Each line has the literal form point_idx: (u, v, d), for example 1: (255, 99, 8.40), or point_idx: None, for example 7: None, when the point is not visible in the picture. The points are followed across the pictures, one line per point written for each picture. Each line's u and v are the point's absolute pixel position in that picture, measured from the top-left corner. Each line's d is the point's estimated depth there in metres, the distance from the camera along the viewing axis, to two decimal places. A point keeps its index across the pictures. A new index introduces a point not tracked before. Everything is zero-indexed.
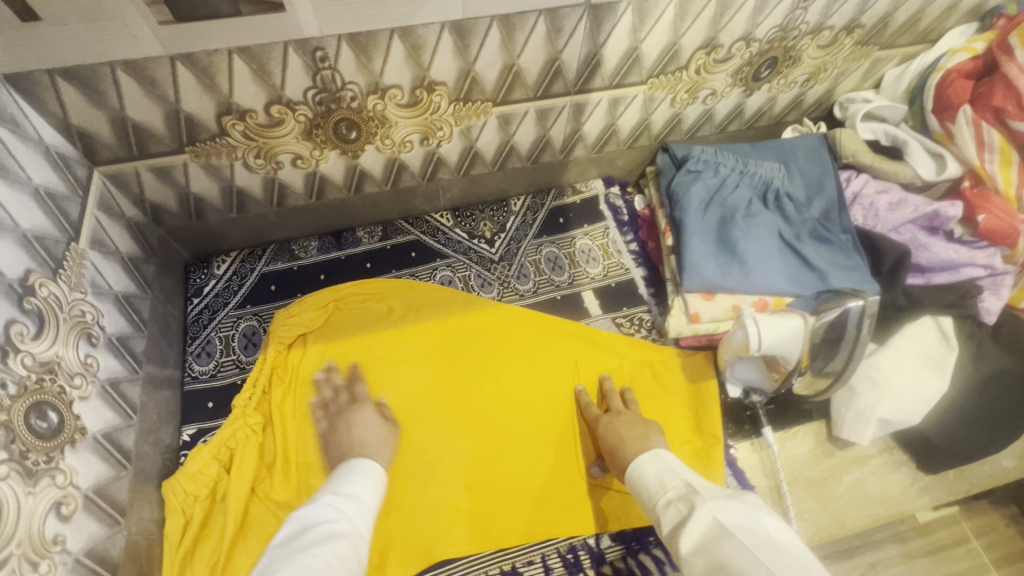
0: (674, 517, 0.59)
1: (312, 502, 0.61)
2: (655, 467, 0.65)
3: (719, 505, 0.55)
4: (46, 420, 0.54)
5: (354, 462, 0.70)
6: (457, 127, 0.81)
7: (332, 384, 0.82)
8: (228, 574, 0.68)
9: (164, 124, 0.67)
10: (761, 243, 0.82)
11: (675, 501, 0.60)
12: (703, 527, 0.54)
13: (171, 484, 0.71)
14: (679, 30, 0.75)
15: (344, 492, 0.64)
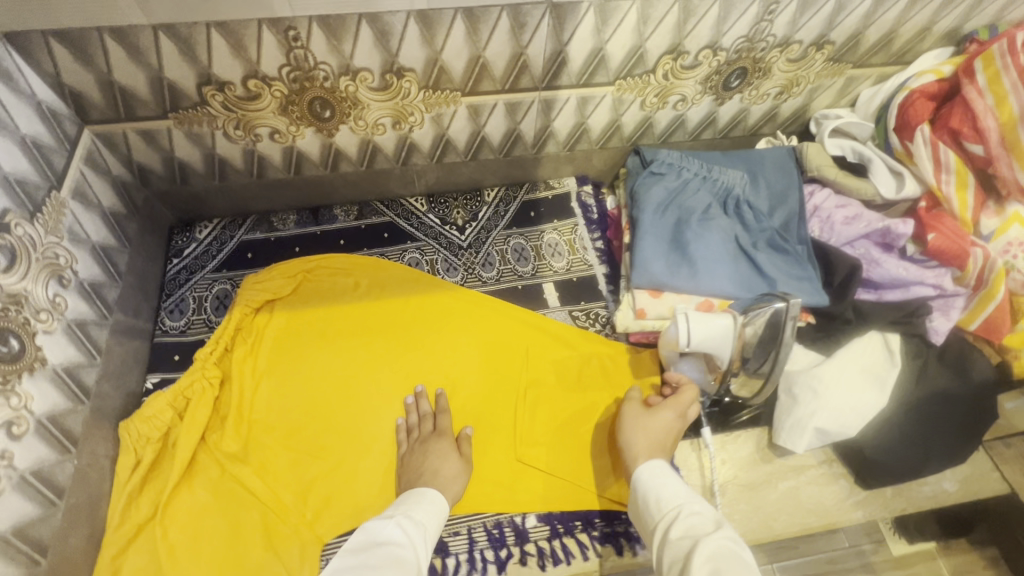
0: (689, 527, 0.58)
1: (384, 520, 0.62)
2: (679, 486, 0.65)
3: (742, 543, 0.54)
4: (7, 345, 0.59)
5: (419, 490, 0.70)
6: (428, 113, 0.85)
7: (417, 409, 0.83)
8: (170, 513, 0.73)
9: (148, 89, 0.73)
10: (714, 246, 0.84)
11: (697, 516, 0.59)
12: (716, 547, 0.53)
13: (128, 423, 0.76)
14: (643, 34, 0.78)
15: (414, 517, 0.64)
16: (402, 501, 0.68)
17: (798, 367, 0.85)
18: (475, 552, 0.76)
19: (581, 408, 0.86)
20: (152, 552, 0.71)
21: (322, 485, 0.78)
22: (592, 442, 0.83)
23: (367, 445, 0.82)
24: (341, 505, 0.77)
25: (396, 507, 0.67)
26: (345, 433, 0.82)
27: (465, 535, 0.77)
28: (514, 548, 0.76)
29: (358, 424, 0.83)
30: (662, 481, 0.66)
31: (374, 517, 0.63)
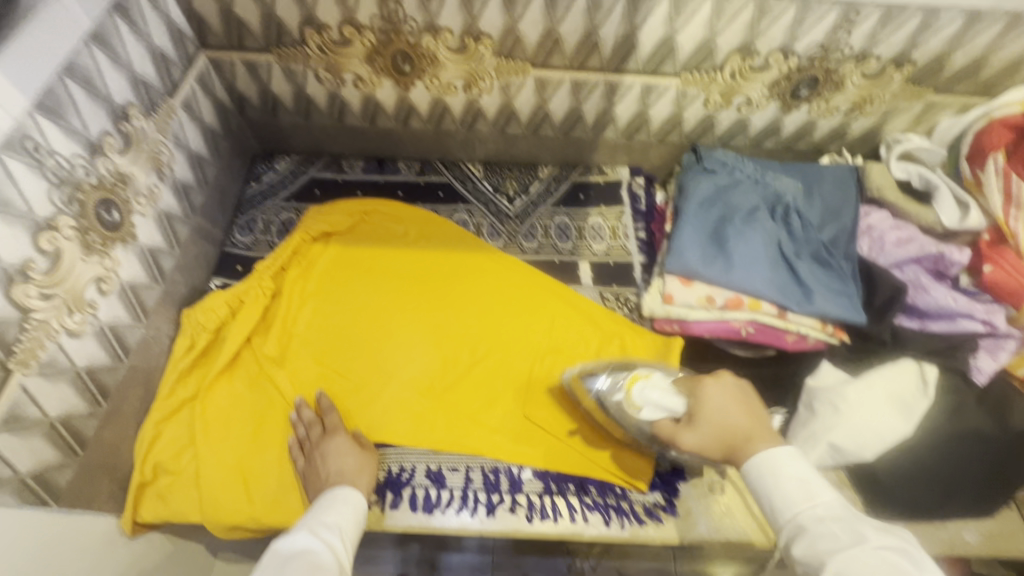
0: (815, 538, 0.52)
1: (293, 533, 0.60)
2: (797, 472, 0.57)
3: (882, 543, 0.50)
4: (110, 215, 0.69)
5: (334, 494, 0.68)
6: (498, 81, 0.90)
7: (302, 418, 0.79)
8: (208, 397, 0.81)
9: (260, 23, 0.82)
10: (753, 247, 0.83)
11: (822, 524, 0.52)
12: (863, 564, 0.48)
13: (190, 311, 0.85)
14: (715, 28, 0.80)
15: (326, 522, 0.63)
16: (310, 509, 0.66)
17: (822, 384, 0.82)
18: (469, 490, 0.79)
19: None
20: (187, 426, 0.80)
21: (343, 402, 0.85)
22: None
23: (387, 375, 0.88)
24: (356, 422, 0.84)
25: (305, 517, 0.64)
26: (370, 361, 0.89)
27: (463, 472, 0.81)
28: (506, 495, 0.79)
29: (382, 355, 0.89)
30: (775, 478, 0.57)
31: (283, 534, 0.59)
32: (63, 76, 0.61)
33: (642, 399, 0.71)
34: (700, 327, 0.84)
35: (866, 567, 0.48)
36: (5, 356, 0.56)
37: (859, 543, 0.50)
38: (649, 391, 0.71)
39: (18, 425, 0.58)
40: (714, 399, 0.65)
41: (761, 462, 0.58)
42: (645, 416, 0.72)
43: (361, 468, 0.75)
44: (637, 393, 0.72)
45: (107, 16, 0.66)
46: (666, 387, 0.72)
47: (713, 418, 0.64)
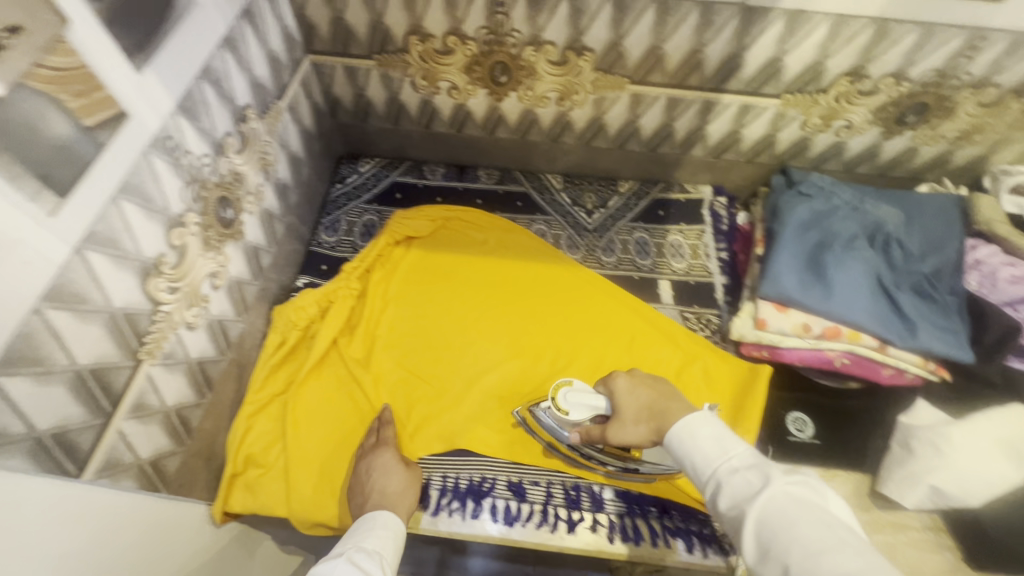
0: (734, 494, 0.51)
1: (333, 559, 0.57)
2: (711, 432, 0.57)
3: (793, 481, 0.50)
4: (226, 212, 0.71)
5: (369, 517, 0.67)
6: (593, 95, 0.90)
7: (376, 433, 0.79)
8: (298, 394, 0.83)
9: (367, 31, 0.84)
10: (852, 276, 0.81)
11: (738, 474, 0.53)
12: (776, 504, 0.48)
13: (280, 309, 0.88)
14: (827, 51, 0.78)
15: (365, 548, 0.60)
16: (351, 534, 0.64)
17: (920, 422, 0.78)
18: (549, 505, 0.79)
19: None
20: (276, 422, 0.81)
21: (425, 407, 0.86)
22: None
23: (467, 382, 0.88)
24: (437, 428, 0.84)
25: (344, 544, 0.62)
26: (451, 367, 0.90)
27: (544, 487, 0.80)
28: (586, 513, 0.78)
29: (463, 362, 0.90)
30: (690, 442, 0.58)
31: (320, 562, 0.57)
32: (201, 79, 0.63)
33: (569, 403, 0.75)
34: (793, 354, 0.82)
35: (781, 505, 0.48)
36: (138, 347, 0.58)
37: (769, 485, 0.50)
38: (572, 394, 0.75)
39: (142, 413, 0.60)
40: (624, 391, 0.71)
41: (680, 433, 0.59)
42: (576, 420, 0.75)
43: (405, 486, 0.73)
44: (562, 399, 0.76)
45: (238, 22, 0.69)
46: (586, 388, 0.77)
47: (631, 406, 0.69)
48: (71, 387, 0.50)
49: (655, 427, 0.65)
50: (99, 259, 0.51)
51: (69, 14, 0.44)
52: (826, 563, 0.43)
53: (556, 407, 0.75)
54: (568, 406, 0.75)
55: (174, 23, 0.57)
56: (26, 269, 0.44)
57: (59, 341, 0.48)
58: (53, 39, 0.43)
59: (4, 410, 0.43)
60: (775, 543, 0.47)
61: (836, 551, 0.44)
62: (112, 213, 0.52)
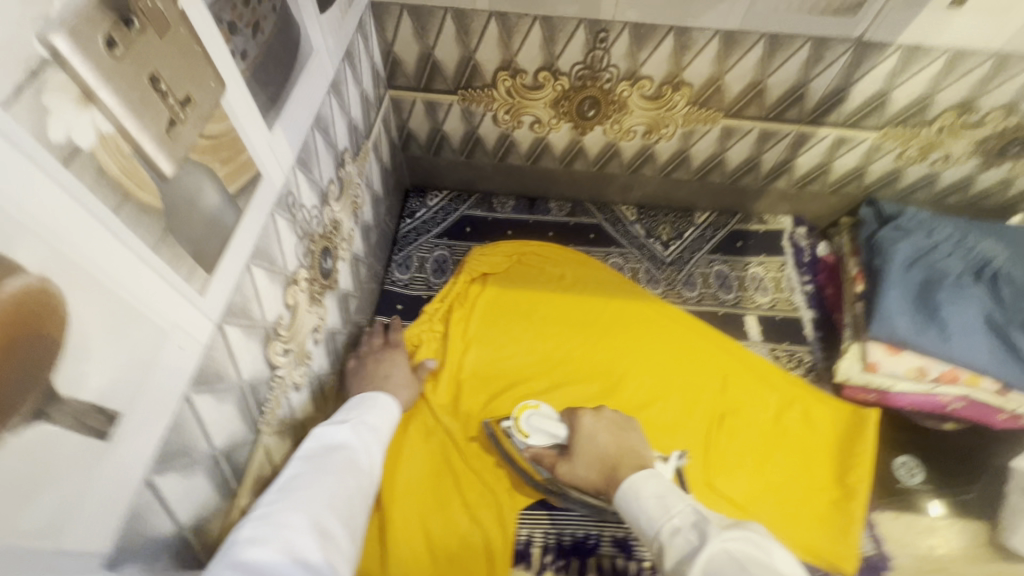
0: (677, 554, 0.47)
1: (336, 425, 0.58)
2: (655, 490, 0.55)
3: (731, 534, 0.45)
4: (326, 262, 0.68)
5: (370, 396, 0.67)
6: (682, 128, 0.87)
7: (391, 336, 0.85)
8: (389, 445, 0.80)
9: (455, 67, 0.81)
10: (967, 317, 0.77)
11: (680, 534, 0.49)
12: (717, 564, 0.43)
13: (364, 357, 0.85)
14: (939, 84, 0.75)
15: (367, 423, 0.61)
16: (353, 405, 0.65)
17: None
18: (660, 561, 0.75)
19: (779, 449, 0.82)
20: None
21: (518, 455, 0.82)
22: (783, 485, 0.80)
23: None
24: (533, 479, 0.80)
25: (349, 412, 0.63)
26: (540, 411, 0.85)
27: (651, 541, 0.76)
28: None
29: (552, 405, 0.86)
30: (637, 496, 0.55)
31: (325, 422, 0.59)
32: (314, 127, 0.60)
33: (529, 425, 0.75)
34: (903, 399, 0.82)
35: (720, 564, 0.43)
36: (259, 418, 0.54)
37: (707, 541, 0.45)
38: (537, 419, 0.75)
39: (260, 486, 0.56)
40: (588, 430, 0.70)
41: (626, 487, 0.57)
42: (532, 444, 0.75)
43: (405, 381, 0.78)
44: (524, 421, 0.76)
45: (341, 65, 0.66)
46: (552, 415, 0.76)
47: (591, 449, 0.68)
48: (209, 473, 0.46)
49: (604, 473, 0.65)
50: (234, 332, 0.47)
51: (224, 77, 0.41)
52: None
53: (516, 427, 0.76)
54: (528, 429, 0.75)
55: (299, 74, 0.54)
56: (180, 355, 0.40)
57: (202, 427, 0.44)
58: (212, 107, 0.40)
59: (157, 511, 0.40)
60: None
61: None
62: (245, 281, 0.48)
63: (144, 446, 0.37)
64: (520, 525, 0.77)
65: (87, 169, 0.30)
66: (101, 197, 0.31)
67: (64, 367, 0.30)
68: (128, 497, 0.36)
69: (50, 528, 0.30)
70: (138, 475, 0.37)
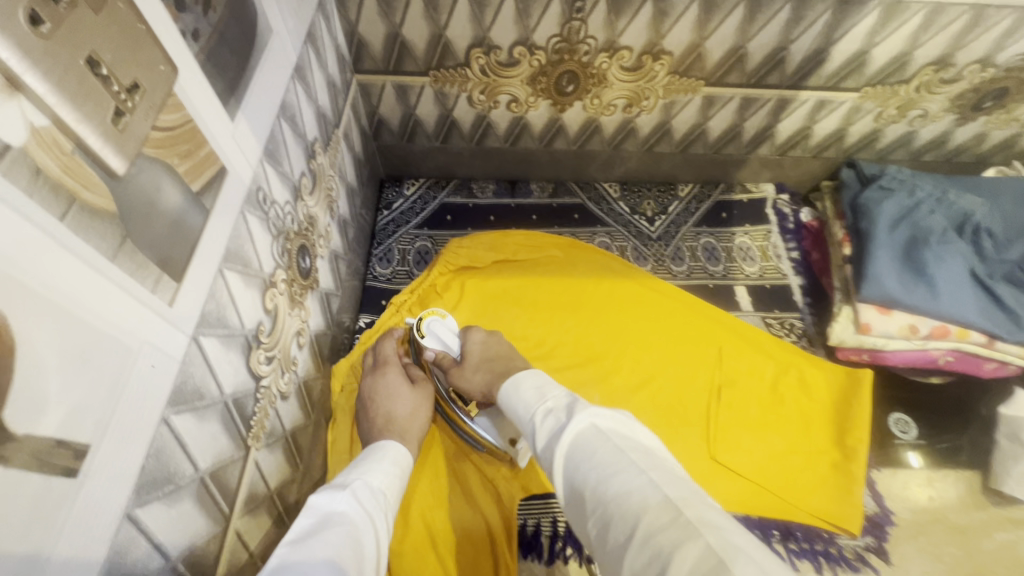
0: (548, 433, 0.50)
1: (336, 491, 0.49)
2: (536, 382, 0.57)
3: (598, 410, 0.49)
4: (305, 261, 0.64)
5: (377, 446, 0.61)
6: (663, 99, 0.85)
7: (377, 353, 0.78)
8: None
9: (425, 46, 0.77)
10: (952, 271, 0.78)
11: (548, 416, 0.52)
12: (583, 438, 0.47)
13: (342, 364, 0.80)
14: (917, 41, 0.75)
15: (372, 487, 0.52)
16: (355, 463, 0.57)
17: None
18: None
19: (781, 418, 0.82)
20: None
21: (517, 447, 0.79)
22: (788, 454, 0.79)
23: None
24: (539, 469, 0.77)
25: (345, 475, 0.54)
26: None
27: None
28: None
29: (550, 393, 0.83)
30: (517, 391, 0.57)
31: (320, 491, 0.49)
32: (279, 116, 0.55)
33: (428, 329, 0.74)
34: (896, 357, 0.82)
35: (586, 438, 0.47)
36: (246, 434, 0.50)
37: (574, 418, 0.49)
38: (438, 325, 0.74)
39: (253, 504, 0.53)
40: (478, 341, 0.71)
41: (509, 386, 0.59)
42: (429, 347, 0.74)
43: (416, 404, 0.71)
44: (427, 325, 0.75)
45: (304, 48, 0.61)
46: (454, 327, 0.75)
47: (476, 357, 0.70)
48: (197, 498, 0.43)
49: (490, 375, 0.66)
50: (211, 343, 0.43)
51: (176, 61, 0.37)
52: (616, 484, 0.42)
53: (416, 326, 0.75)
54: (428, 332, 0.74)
55: (258, 57, 0.49)
56: (153, 374, 0.36)
57: (184, 450, 0.40)
58: (164, 95, 0.35)
59: (144, 545, 0.37)
60: (582, 475, 0.45)
61: (626, 471, 0.42)
62: (219, 287, 0.44)
63: (122, 477, 0.34)
64: (527, 516, 0.75)
65: (21, 169, 0.25)
66: (42, 204, 0.27)
67: (17, 400, 0.26)
68: (107, 534, 0.33)
69: None
70: (118, 510, 0.34)
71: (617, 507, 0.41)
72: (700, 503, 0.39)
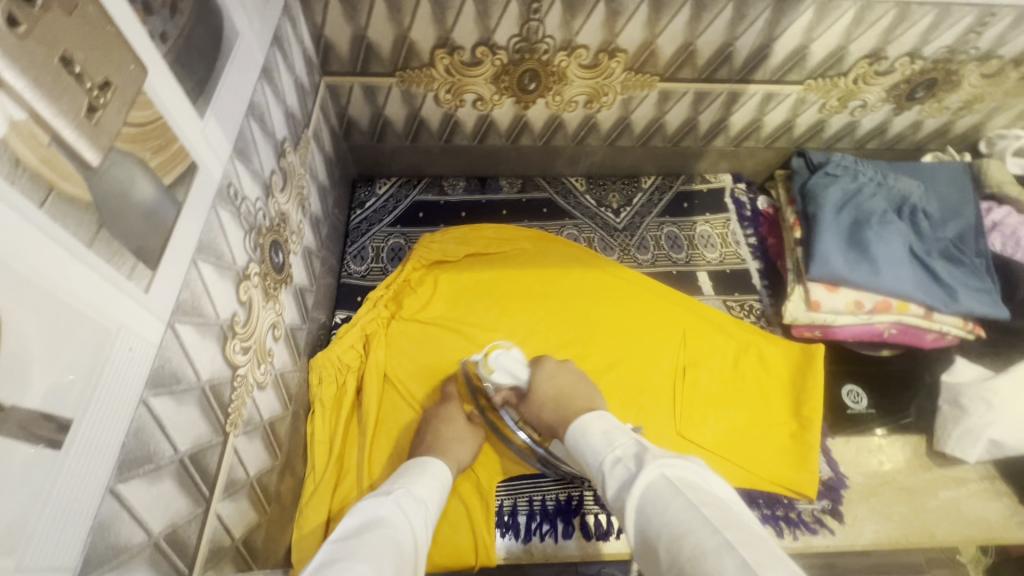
0: (619, 481, 0.51)
1: (381, 499, 0.52)
2: (602, 428, 0.59)
3: (667, 460, 0.49)
4: (278, 256, 0.66)
5: (421, 463, 0.64)
6: (622, 95, 0.89)
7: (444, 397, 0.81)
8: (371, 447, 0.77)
9: (390, 47, 0.79)
10: (891, 249, 0.84)
11: (619, 465, 0.52)
12: (654, 489, 0.47)
13: (319, 359, 0.82)
14: (851, 35, 0.80)
15: (415, 496, 0.55)
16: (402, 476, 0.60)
17: (962, 379, 0.83)
18: None
19: (742, 394, 0.87)
20: (338, 467, 0.76)
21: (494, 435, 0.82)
22: (749, 427, 0.84)
23: None
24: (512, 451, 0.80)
25: (392, 484, 0.57)
26: None
27: None
28: None
29: None
30: (585, 435, 0.59)
31: (369, 497, 0.52)
32: (248, 115, 0.57)
33: (495, 363, 0.74)
34: (845, 331, 0.87)
35: (657, 490, 0.47)
36: (224, 420, 0.52)
37: (644, 468, 0.49)
38: (504, 358, 0.74)
39: (232, 489, 0.55)
40: (548, 373, 0.73)
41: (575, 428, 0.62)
42: (496, 381, 0.74)
43: (461, 432, 0.74)
44: (493, 359, 0.75)
45: (271, 50, 0.63)
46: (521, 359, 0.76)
47: (546, 389, 0.72)
48: (177, 478, 0.45)
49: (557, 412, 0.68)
50: (187, 331, 0.45)
51: (145, 60, 0.39)
52: (687, 536, 0.41)
53: (481, 363, 0.74)
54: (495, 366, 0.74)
55: (225, 58, 0.52)
56: (131, 357, 0.38)
57: (163, 431, 0.42)
58: (135, 93, 0.38)
59: (126, 520, 0.39)
60: (652, 527, 0.44)
61: (694, 522, 0.42)
62: (193, 278, 0.46)
63: (103, 454, 0.36)
64: (504, 497, 0.78)
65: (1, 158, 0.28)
66: (22, 191, 0.29)
67: (3, 373, 0.28)
68: (90, 508, 0.35)
69: (8, 544, 0.29)
70: (99, 486, 0.35)
71: (691, 567, 0.39)
72: (777, 561, 0.37)
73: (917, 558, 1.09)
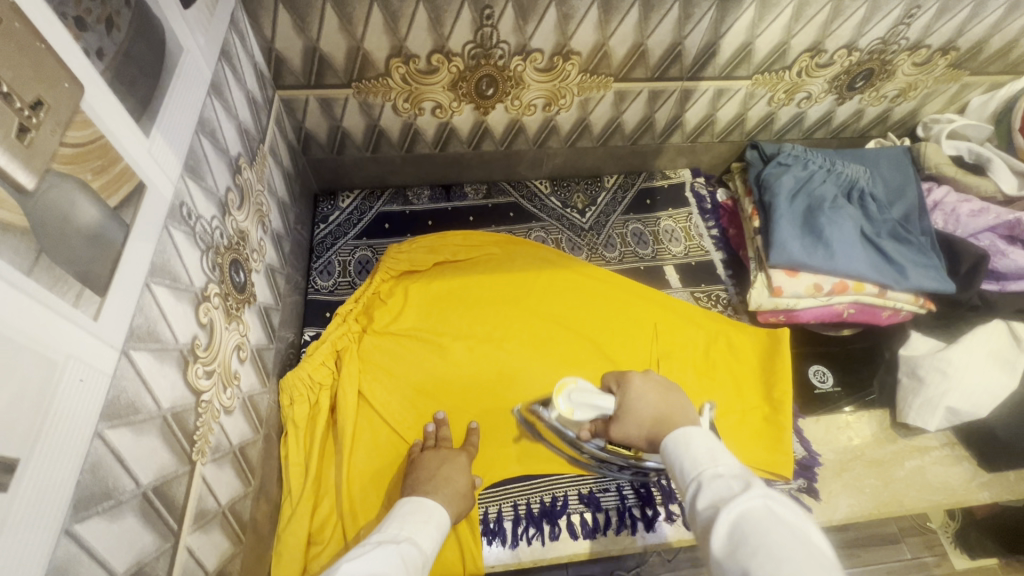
0: (715, 496, 0.46)
1: (387, 552, 0.51)
2: (707, 445, 0.52)
3: (775, 492, 0.44)
4: (239, 275, 0.64)
5: (421, 504, 0.62)
6: (579, 97, 0.91)
7: (437, 436, 0.78)
8: (349, 466, 0.75)
9: (344, 58, 0.79)
10: (845, 232, 0.87)
11: (720, 481, 0.47)
12: (755, 513, 0.42)
13: (289, 379, 0.79)
14: (791, 31, 0.84)
15: (419, 548, 0.54)
16: (404, 518, 0.59)
17: (917, 351, 0.88)
18: (625, 508, 0.77)
19: (715, 384, 0.89)
20: (315, 489, 0.74)
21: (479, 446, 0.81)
22: (725, 415, 0.86)
23: (511, 402, 0.85)
24: (495, 458, 0.80)
25: (397, 528, 0.57)
26: (492, 393, 0.85)
27: (615, 491, 0.79)
28: (660, 507, 0.78)
29: (499, 385, 0.86)
30: (688, 443, 0.53)
31: (370, 547, 0.51)
32: (198, 132, 0.56)
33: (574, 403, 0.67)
34: (808, 314, 0.91)
35: (760, 516, 0.42)
36: (190, 449, 0.50)
37: (750, 489, 0.44)
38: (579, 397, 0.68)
39: (203, 521, 0.53)
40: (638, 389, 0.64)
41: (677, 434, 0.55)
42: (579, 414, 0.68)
43: (457, 469, 0.71)
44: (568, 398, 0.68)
45: (218, 65, 0.62)
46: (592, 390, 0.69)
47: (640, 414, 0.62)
48: (140, 513, 0.42)
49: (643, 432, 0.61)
50: (144, 358, 0.43)
51: (81, 78, 0.37)
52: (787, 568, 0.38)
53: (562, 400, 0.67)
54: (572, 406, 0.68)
55: (170, 75, 0.50)
56: (81, 389, 0.36)
57: (122, 464, 0.40)
58: (71, 112, 0.36)
59: (86, 561, 0.36)
60: (747, 547, 0.40)
61: (798, 557, 0.38)
62: (147, 302, 0.44)
63: (57, 494, 0.34)
64: (489, 503, 0.77)
65: None
66: None
67: None
68: (45, 552, 0.33)
69: None
70: (54, 528, 0.34)
71: None
72: None
73: (892, 528, 1.13)
